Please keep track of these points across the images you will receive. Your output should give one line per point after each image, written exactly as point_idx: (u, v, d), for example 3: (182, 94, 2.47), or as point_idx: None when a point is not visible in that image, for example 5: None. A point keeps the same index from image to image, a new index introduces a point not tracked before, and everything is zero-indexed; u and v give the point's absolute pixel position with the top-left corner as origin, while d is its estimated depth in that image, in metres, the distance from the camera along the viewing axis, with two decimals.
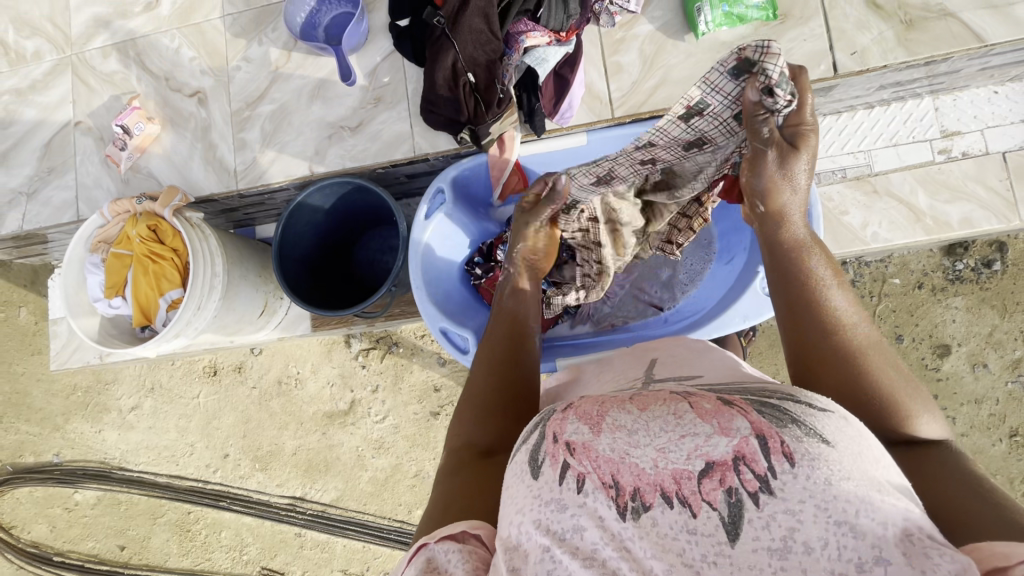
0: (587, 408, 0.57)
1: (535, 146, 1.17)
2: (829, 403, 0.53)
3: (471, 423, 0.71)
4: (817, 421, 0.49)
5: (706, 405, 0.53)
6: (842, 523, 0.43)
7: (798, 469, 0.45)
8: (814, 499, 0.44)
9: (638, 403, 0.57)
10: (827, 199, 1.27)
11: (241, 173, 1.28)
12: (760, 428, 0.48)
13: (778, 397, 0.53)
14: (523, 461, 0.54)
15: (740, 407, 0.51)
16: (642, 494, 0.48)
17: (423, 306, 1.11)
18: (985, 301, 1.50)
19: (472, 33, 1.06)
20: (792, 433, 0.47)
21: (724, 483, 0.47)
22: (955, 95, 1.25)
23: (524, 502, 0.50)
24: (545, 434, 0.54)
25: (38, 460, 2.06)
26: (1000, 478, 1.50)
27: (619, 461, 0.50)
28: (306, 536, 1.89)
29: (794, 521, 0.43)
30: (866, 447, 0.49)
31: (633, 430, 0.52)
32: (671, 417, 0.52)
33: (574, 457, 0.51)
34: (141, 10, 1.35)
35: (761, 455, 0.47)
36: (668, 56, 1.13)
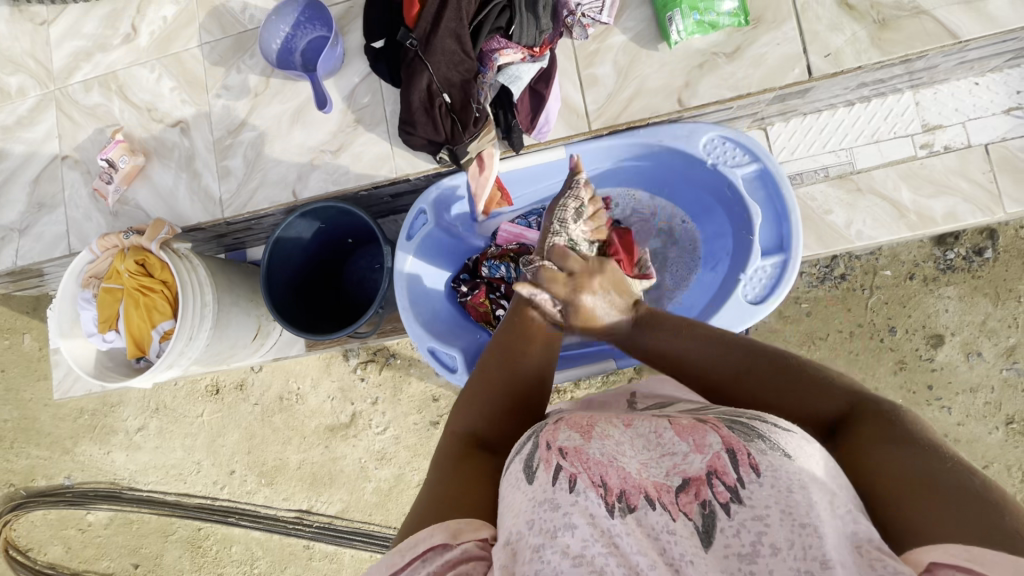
0: (578, 419, 0.62)
1: (514, 162, 1.18)
2: (791, 423, 0.57)
3: (478, 412, 0.68)
4: (779, 436, 0.54)
5: (683, 423, 0.59)
6: (805, 525, 0.46)
7: (763, 477, 0.50)
8: (779, 503, 0.48)
9: (624, 421, 0.63)
10: (810, 198, 1.27)
11: (227, 201, 1.29)
12: (730, 442, 0.53)
13: (746, 414, 0.58)
14: (519, 470, 0.56)
15: (712, 423, 0.57)
16: (628, 496, 0.52)
17: (410, 326, 1.13)
18: (978, 289, 1.44)
19: (446, 55, 1.07)
20: (757, 446, 0.52)
21: (699, 496, 0.51)
22: (936, 88, 1.24)
23: (519, 505, 0.52)
24: (538, 442, 0.58)
25: (50, 483, 2.10)
26: (995, 465, 1.45)
27: (608, 466, 0.54)
28: (314, 548, 1.91)
29: (761, 525, 0.47)
30: (825, 463, 0.53)
31: (619, 442, 0.58)
32: (653, 437, 0.58)
33: (566, 460, 0.54)
34: (120, 43, 1.36)
35: (730, 467, 0.52)
36: (643, 65, 1.13)
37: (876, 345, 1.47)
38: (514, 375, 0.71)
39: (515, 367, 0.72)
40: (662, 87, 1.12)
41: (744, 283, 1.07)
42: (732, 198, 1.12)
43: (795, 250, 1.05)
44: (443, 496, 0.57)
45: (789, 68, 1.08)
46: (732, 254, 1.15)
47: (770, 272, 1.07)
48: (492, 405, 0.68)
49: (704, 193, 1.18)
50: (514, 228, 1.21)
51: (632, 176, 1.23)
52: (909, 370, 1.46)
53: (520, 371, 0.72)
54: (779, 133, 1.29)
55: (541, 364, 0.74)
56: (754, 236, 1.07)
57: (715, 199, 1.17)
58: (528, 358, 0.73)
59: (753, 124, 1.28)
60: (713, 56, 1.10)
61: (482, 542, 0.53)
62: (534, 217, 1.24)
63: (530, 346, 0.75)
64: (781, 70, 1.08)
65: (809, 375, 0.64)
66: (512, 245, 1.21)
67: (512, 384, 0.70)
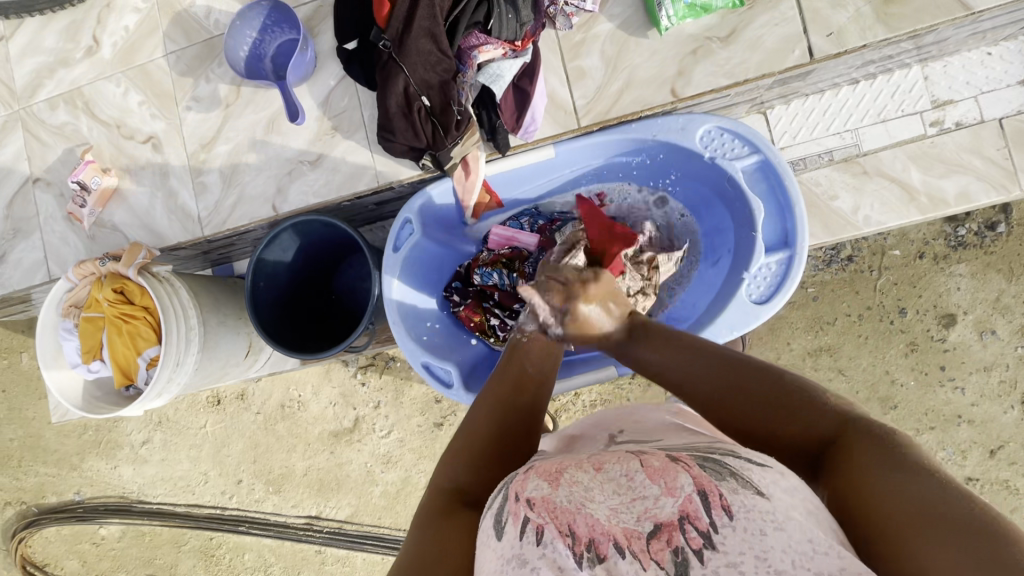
0: (548, 466, 0.60)
1: (501, 164, 1.11)
2: (769, 458, 0.55)
3: (462, 467, 0.67)
4: (752, 474, 0.51)
5: (654, 464, 0.56)
6: (781, 573, 0.44)
7: (735, 521, 0.47)
8: (752, 549, 0.45)
9: (596, 463, 0.60)
10: (814, 184, 1.21)
11: (205, 219, 1.24)
12: (701, 483, 0.51)
13: (719, 453, 0.56)
14: (490, 526, 0.55)
15: (684, 463, 0.54)
16: (597, 545, 0.49)
17: (402, 340, 1.08)
18: (991, 266, 1.37)
19: (422, 55, 0.99)
20: (729, 485, 0.50)
21: (671, 543, 0.48)
22: (945, 60, 1.16)
23: (489, 566, 0.51)
24: (507, 495, 0.57)
25: (60, 499, 1.98)
26: (1012, 445, 1.39)
27: (575, 512, 0.52)
28: (327, 553, 1.81)
29: (735, 572, 0.45)
30: (802, 500, 0.50)
31: (588, 488, 0.56)
32: (623, 480, 0.55)
33: (534, 511, 0.53)
34: (83, 56, 1.30)
35: (702, 510, 0.49)
36: (632, 55, 1.06)
37: (885, 328, 1.41)
38: (499, 427, 0.71)
39: (500, 419, 0.72)
40: (652, 78, 1.05)
41: (748, 283, 1.02)
42: (731, 192, 1.06)
43: (800, 245, 0.99)
44: (424, 557, 0.56)
45: (788, 50, 1.01)
46: (733, 250, 1.10)
47: (775, 270, 1.01)
48: (478, 459, 0.68)
49: (703, 186, 1.12)
50: (505, 231, 1.17)
51: (626, 172, 1.18)
52: (921, 352, 1.40)
53: (505, 421, 0.72)
54: (779, 117, 1.22)
55: (527, 408, 0.74)
56: (757, 232, 1.01)
57: (714, 192, 1.11)
58: (514, 410, 0.73)
59: (751, 109, 1.21)
60: (707, 41, 1.03)
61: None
62: (525, 217, 1.21)
63: (516, 397, 0.74)
64: (780, 53, 1.01)
65: (802, 395, 0.60)
66: (504, 248, 1.18)
67: (499, 436, 0.70)
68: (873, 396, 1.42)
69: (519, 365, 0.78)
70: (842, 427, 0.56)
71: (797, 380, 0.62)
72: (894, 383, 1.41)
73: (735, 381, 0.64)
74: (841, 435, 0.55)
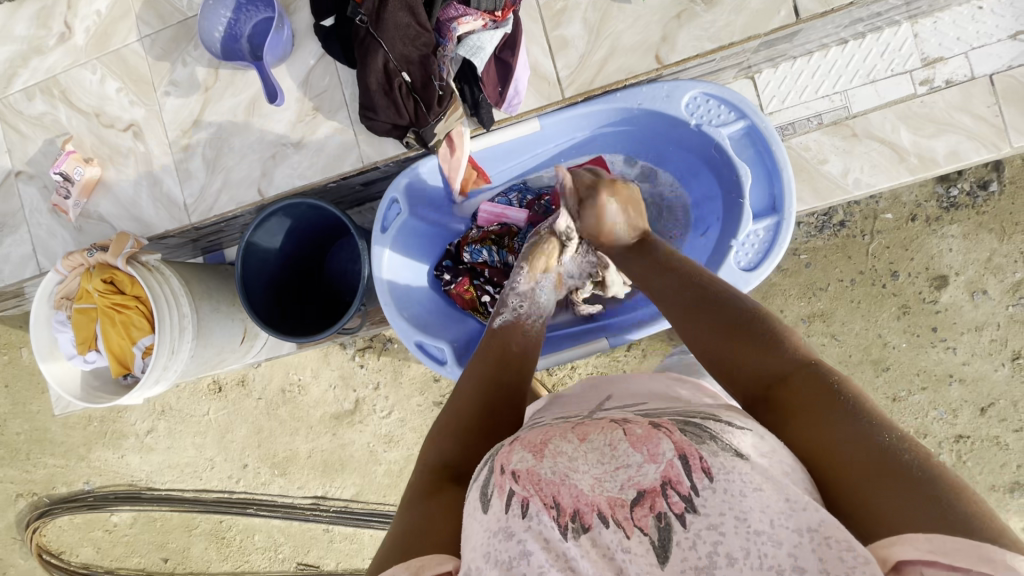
0: (532, 436, 0.60)
1: (487, 140, 1.10)
2: (750, 420, 0.56)
3: (449, 448, 0.69)
4: (733, 437, 0.53)
5: (637, 431, 0.56)
6: (760, 532, 0.46)
7: (716, 484, 0.49)
8: (733, 513, 0.47)
9: (579, 432, 0.59)
10: (804, 148, 1.20)
11: (192, 206, 1.23)
12: (682, 448, 0.52)
13: (701, 417, 0.57)
14: (477, 497, 0.56)
15: (666, 429, 0.55)
16: (581, 516, 0.51)
17: (395, 321, 1.09)
18: (983, 226, 1.37)
19: (399, 29, 0.98)
20: (710, 449, 0.51)
21: (654, 508, 0.50)
22: (936, 17, 1.14)
23: (476, 538, 0.52)
24: (493, 468, 0.58)
25: (70, 490, 2.01)
26: (1003, 402, 1.41)
27: (560, 484, 0.53)
28: (334, 531, 1.85)
29: (716, 535, 0.47)
30: (779, 460, 0.51)
31: (572, 457, 0.56)
32: (607, 449, 0.55)
33: (519, 484, 0.54)
34: (56, 43, 1.27)
35: (684, 475, 0.50)
36: (615, 22, 1.04)
37: (878, 292, 1.42)
38: (482, 403, 0.73)
39: (485, 396, 0.74)
40: (636, 45, 1.03)
41: (736, 250, 1.02)
42: (718, 158, 1.05)
43: (788, 210, 0.99)
44: (412, 536, 0.57)
45: (773, 12, 0.99)
46: (722, 218, 1.09)
47: (763, 236, 1.01)
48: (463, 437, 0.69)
49: (690, 153, 1.10)
50: (494, 208, 1.19)
51: (614, 142, 1.16)
52: (913, 314, 1.41)
53: (490, 396, 0.74)
54: (768, 81, 1.20)
55: (510, 383, 0.77)
56: (745, 198, 1.01)
57: (701, 159, 1.09)
58: (498, 387, 0.75)
59: (739, 74, 1.20)
60: (691, 4, 1.01)
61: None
62: (514, 193, 1.21)
63: (501, 373, 0.77)
64: (764, 14, 1.00)
65: (766, 333, 0.63)
66: (494, 225, 1.20)
67: (481, 412, 0.72)
68: (866, 359, 1.44)
69: (505, 344, 0.83)
70: (799, 365, 0.58)
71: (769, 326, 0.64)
72: (887, 345, 1.42)
73: (705, 318, 0.69)
74: (795, 373, 0.58)
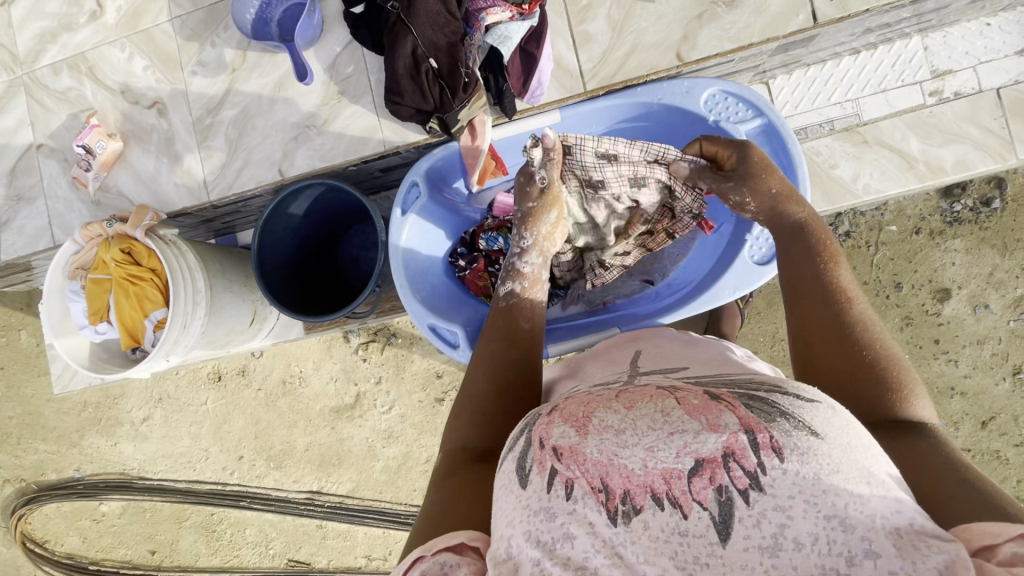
0: (573, 409, 0.59)
1: (507, 129, 1.12)
2: (817, 393, 0.54)
3: (467, 427, 0.72)
4: (805, 413, 0.51)
5: (693, 400, 0.55)
6: (831, 518, 0.45)
7: (787, 465, 0.47)
8: (803, 493, 0.46)
9: (625, 401, 0.58)
10: (815, 153, 1.22)
11: (211, 184, 1.25)
12: (749, 424, 0.50)
13: (766, 390, 0.55)
14: (513, 470, 0.55)
15: (728, 403, 0.53)
16: (632, 496, 0.49)
17: (409, 303, 1.10)
18: (985, 241, 1.40)
19: (430, 15, 1.00)
20: (781, 428, 0.49)
21: (714, 481, 0.48)
22: (945, 31, 1.18)
23: (513, 514, 0.52)
24: (531, 440, 0.56)
25: (60, 477, 1.98)
26: (1003, 416, 1.42)
27: (607, 464, 0.51)
28: (327, 527, 1.82)
29: (784, 518, 0.45)
30: (852, 436, 0.50)
31: (619, 431, 0.53)
32: (659, 415, 0.54)
33: (562, 463, 0.53)
34: (87, 21, 1.29)
35: (750, 451, 0.48)
36: (638, 19, 1.07)
37: (882, 302, 1.43)
38: (495, 381, 0.75)
39: (493, 372, 0.76)
40: (659, 42, 1.07)
41: (750, 245, 1.07)
42: None
43: None
44: (431, 518, 0.60)
45: (792, 15, 1.03)
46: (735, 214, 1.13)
47: None
48: (480, 415, 0.72)
49: None
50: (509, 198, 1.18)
51: None
52: (916, 325, 1.42)
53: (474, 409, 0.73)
54: (782, 87, 1.23)
55: (519, 360, 0.78)
56: None
57: None
58: (512, 364, 0.77)
59: (754, 78, 1.23)
60: (712, 5, 1.05)
61: (455, 548, 0.55)
62: None
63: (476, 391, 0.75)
64: (783, 17, 1.03)
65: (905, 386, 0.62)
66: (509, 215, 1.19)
67: (496, 388, 0.74)
68: None
69: (513, 321, 0.84)
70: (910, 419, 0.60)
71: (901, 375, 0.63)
72: None
73: (849, 341, 0.65)
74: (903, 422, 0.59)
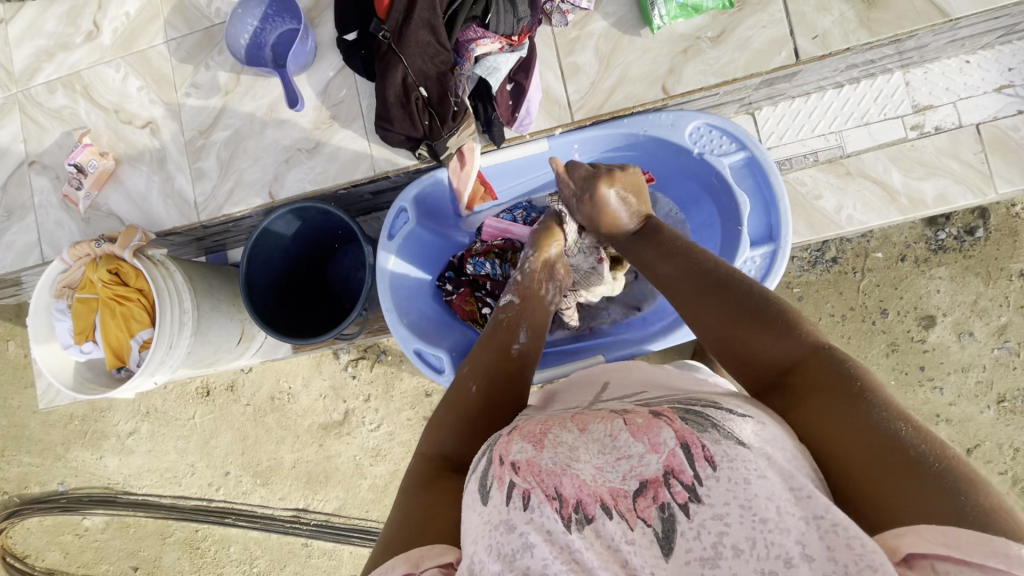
0: (532, 427, 0.61)
1: (495, 155, 1.14)
2: (749, 407, 0.56)
3: (448, 436, 0.71)
4: (735, 425, 0.52)
5: (638, 421, 0.57)
6: (766, 520, 0.46)
7: (719, 472, 0.49)
8: (738, 499, 0.48)
9: (579, 423, 0.60)
10: (800, 183, 1.24)
11: (202, 205, 1.25)
12: (684, 437, 0.52)
13: (702, 405, 0.56)
14: (476, 489, 0.57)
15: (667, 418, 0.55)
16: (584, 506, 0.51)
17: (396, 328, 1.10)
18: (969, 269, 1.40)
19: (420, 46, 1.02)
20: (712, 437, 0.51)
21: (658, 499, 0.50)
22: (927, 67, 1.21)
23: (477, 531, 0.53)
24: (492, 459, 0.58)
25: (44, 490, 1.96)
26: (988, 445, 1.42)
27: (561, 475, 0.53)
28: (313, 546, 1.80)
29: (721, 526, 0.47)
30: (783, 448, 0.51)
31: (572, 447, 0.56)
32: (607, 438, 0.56)
33: (519, 476, 0.54)
34: (83, 41, 1.31)
35: (687, 464, 0.51)
36: (625, 52, 1.09)
37: (868, 328, 1.44)
38: (489, 394, 0.75)
39: (490, 385, 0.76)
40: (645, 74, 1.09)
41: None
42: (719, 187, 1.08)
43: (784, 240, 1.02)
44: (406, 529, 0.60)
45: (774, 52, 1.05)
46: (719, 244, 1.13)
47: (759, 263, 1.04)
48: (464, 427, 0.71)
49: (691, 181, 1.14)
50: (498, 223, 1.18)
51: None
52: (901, 352, 1.43)
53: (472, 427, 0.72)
54: (767, 118, 1.26)
55: (513, 377, 0.78)
56: (741, 226, 1.04)
57: (703, 188, 1.13)
58: (507, 381, 0.77)
59: (740, 109, 1.25)
60: (697, 40, 1.07)
61: (445, 568, 0.56)
62: (518, 210, 1.21)
63: (477, 414, 0.73)
64: (766, 54, 1.05)
65: (780, 319, 0.62)
66: (497, 240, 1.19)
67: (488, 402, 0.74)
68: None
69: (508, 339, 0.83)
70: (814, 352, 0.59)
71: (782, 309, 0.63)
72: None
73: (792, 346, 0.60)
74: (808, 360, 0.58)
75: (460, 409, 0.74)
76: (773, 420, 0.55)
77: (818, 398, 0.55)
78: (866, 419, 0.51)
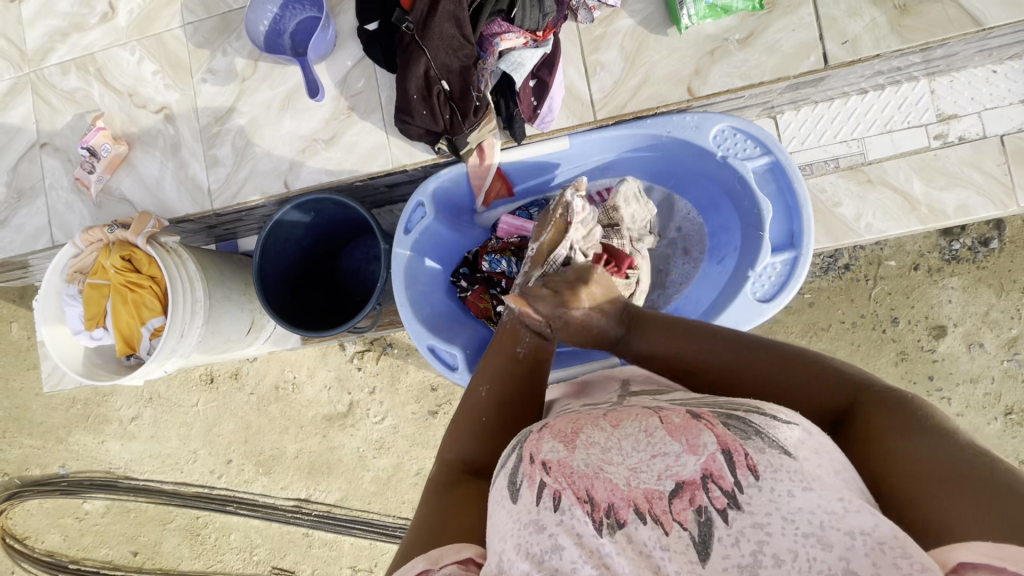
0: (562, 425, 0.61)
1: (513, 154, 1.11)
2: (794, 414, 0.55)
3: (470, 440, 0.70)
4: (780, 432, 0.51)
5: (676, 421, 0.57)
6: (809, 534, 0.46)
7: (762, 482, 0.48)
8: (780, 511, 0.47)
9: (613, 420, 0.60)
10: (820, 190, 1.23)
11: (216, 192, 1.24)
12: (726, 443, 0.51)
13: (744, 409, 0.55)
14: (505, 486, 0.56)
15: (707, 421, 0.55)
16: (617, 510, 0.50)
17: (410, 323, 1.09)
18: (982, 281, 1.40)
19: (444, 39, 1.01)
20: (756, 444, 0.51)
21: (694, 502, 0.50)
22: (952, 76, 1.19)
23: (506, 528, 0.52)
24: (523, 455, 0.58)
25: (44, 473, 1.95)
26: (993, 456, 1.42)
27: (593, 478, 0.53)
28: (314, 536, 1.80)
29: (762, 535, 0.46)
30: (827, 458, 0.51)
31: (606, 449, 0.56)
32: (642, 436, 0.56)
33: (550, 475, 0.54)
34: (97, 22, 1.29)
35: (727, 471, 0.50)
36: (650, 52, 1.08)
37: (878, 336, 1.43)
38: (500, 392, 0.74)
39: (501, 383, 0.76)
40: (669, 75, 1.08)
41: (752, 282, 1.04)
42: (742, 192, 1.07)
43: (806, 247, 1.01)
44: (430, 527, 0.60)
45: (803, 56, 1.04)
46: (739, 248, 1.12)
47: (780, 270, 1.03)
48: (484, 431, 0.70)
49: (713, 185, 1.13)
50: (514, 220, 1.18)
51: (637, 167, 1.19)
52: (911, 361, 1.42)
53: (487, 429, 0.70)
54: (789, 122, 1.24)
55: (525, 380, 0.77)
56: (764, 233, 1.03)
57: (724, 192, 1.12)
58: (518, 382, 0.76)
59: (762, 113, 1.24)
60: (725, 41, 1.06)
61: (464, 564, 0.55)
62: (535, 208, 1.21)
63: (486, 416, 0.72)
64: (794, 58, 1.04)
65: (825, 367, 0.62)
66: (513, 237, 1.18)
67: (500, 400, 0.73)
68: None
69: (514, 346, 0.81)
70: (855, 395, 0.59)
71: (809, 354, 0.65)
72: None
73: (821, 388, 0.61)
74: (858, 404, 0.58)
75: (471, 414, 0.73)
76: (820, 432, 0.53)
77: (879, 435, 0.54)
78: (921, 447, 0.50)
